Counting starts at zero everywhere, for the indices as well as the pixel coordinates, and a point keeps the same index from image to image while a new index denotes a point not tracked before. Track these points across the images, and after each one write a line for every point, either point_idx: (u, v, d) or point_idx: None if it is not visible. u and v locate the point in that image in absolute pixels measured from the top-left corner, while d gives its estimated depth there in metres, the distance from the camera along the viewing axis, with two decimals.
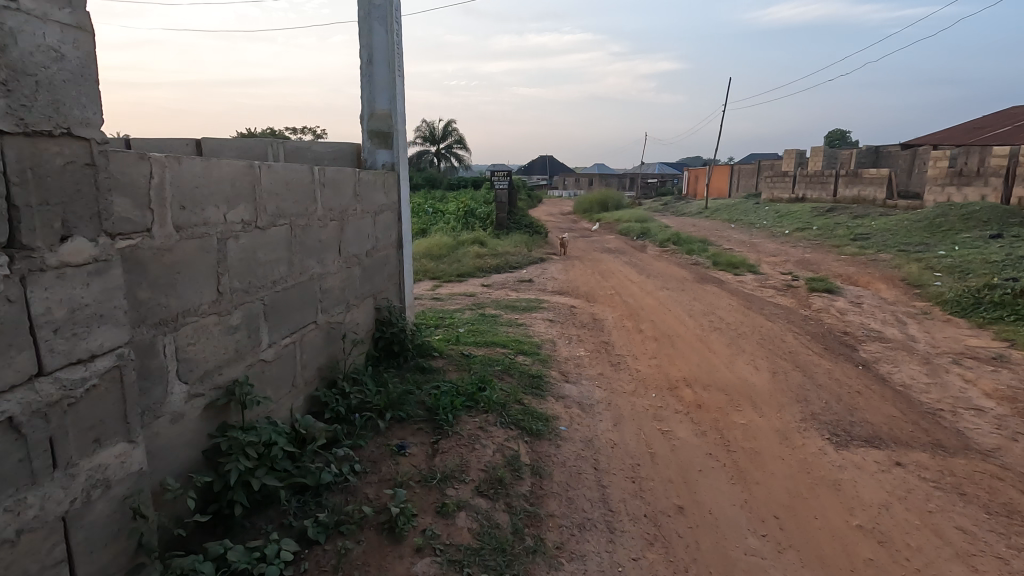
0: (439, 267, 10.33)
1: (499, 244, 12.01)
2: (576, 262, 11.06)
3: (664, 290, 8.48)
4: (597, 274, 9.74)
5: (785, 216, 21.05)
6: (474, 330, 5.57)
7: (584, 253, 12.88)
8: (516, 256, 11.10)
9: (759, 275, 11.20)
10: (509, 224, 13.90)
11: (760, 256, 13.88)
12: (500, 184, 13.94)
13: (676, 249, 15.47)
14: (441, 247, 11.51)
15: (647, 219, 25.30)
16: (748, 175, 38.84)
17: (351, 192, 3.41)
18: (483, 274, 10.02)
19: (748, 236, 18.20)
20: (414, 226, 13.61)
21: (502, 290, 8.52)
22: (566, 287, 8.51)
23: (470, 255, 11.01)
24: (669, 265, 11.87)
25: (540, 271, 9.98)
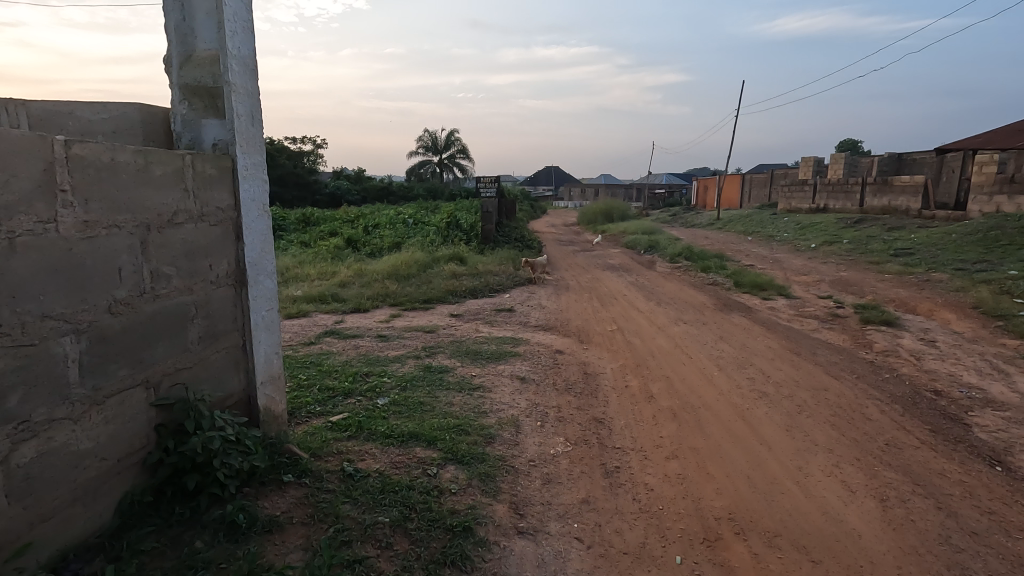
0: (404, 291, 8.54)
1: (482, 261, 10.20)
2: (572, 284, 9.24)
3: (679, 323, 6.61)
4: (596, 301, 7.88)
5: (808, 229, 19.11)
6: (399, 400, 3.72)
7: (583, 272, 11.05)
8: (500, 277, 9.29)
9: (792, 299, 9.32)
10: (497, 237, 12.11)
11: (788, 275, 11.98)
12: (487, 192, 12.16)
13: (689, 266, 13.59)
14: (412, 264, 9.72)
15: (656, 231, 23.49)
16: (761, 185, 37.02)
17: (31, 181, 1.60)
18: (456, 299, 8.20)
19: (769, 251, 16.32)
20: (388, 239, 11.84)
21: (472, 324, 6.70)
22: (554, 320, 6.68)
23: (445, 276, 9.22)
24: (684, 287, 10.00)
25: (525, 296, 8.16)
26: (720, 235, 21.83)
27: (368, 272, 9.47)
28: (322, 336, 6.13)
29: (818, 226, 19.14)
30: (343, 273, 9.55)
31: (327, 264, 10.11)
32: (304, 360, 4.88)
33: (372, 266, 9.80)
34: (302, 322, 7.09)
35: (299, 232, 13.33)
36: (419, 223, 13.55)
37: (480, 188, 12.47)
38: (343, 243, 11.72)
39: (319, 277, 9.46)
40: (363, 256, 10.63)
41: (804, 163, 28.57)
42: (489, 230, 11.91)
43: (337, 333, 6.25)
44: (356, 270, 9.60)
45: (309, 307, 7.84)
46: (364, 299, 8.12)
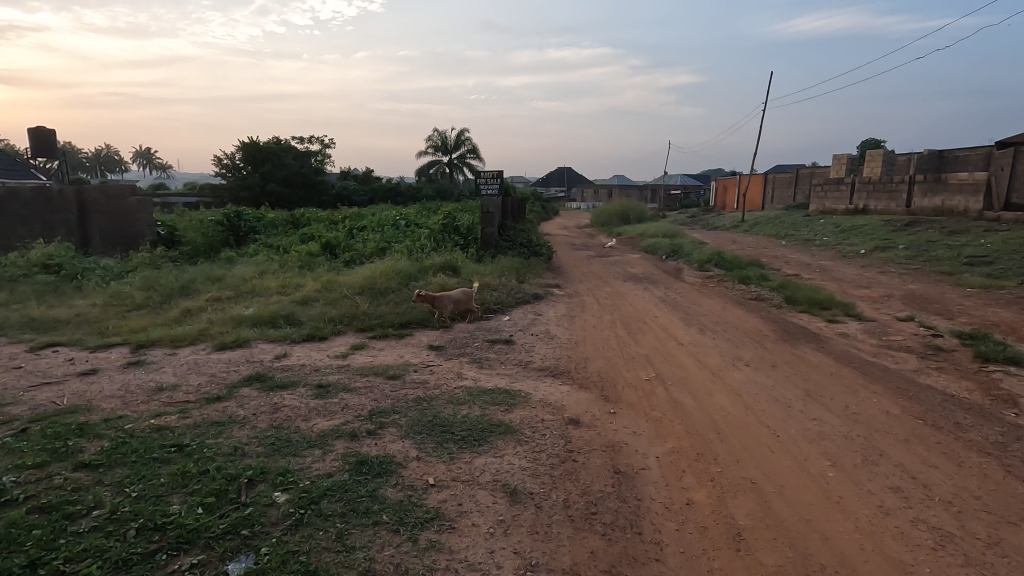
0: (378, 310, 6.82)
1: (480, 271, 8.44)
2: (588, 303, 7.45)
3: (740, 367, 4.79)
4: (622, 328, 6.08)
5: (851, 232, 17.06)
6: (267, 566, 1.97)
7: (600, 285, 9.27)
8: (499, 292, 7.51)
9: (866, 322, 7.41)
10: (500, 241, 10.34)
11: (846, 288, 10.04)
12: (488, 188, 10.42)
13: (724, 276, 11.69)
14: (394, 275, 7.98)
15: (678, 234, 21.58)
16: (786, 186, 34.99)
17: None
18: (439, 323, 6.48)
19: (810, 257, 14.41)
20: (371, 244, 10.15)
21: (454, 364, 4.93)
22: (565, 359, 4.89)
23: (432, 290, 7.48)
24: (727, 304, 8.15)
25: (529, 321, 6.38)
26: (750, 239, 19.84)
27: (339, 285, 7.78)
28: (243, 383, 4.41)
29: (861, 229, 17.17)
30: (309, 286, 7.86)
31: (292, 274, 8.42)
32: (174, 440, 3.13)
33: (346, 278, 8.10)
34: (234, 355, 5.40)
35: (277, 235, 11.68)
36: (412, 224, 11.78)
37: (481, 185, 10.71)
38: (319, 249, 10.02)
39: (280, 291, 7.77)
40: (339, 265, 8.93)
41: (837, 161, 26.37)
42: (491, 232, 10.14)
43: (265, 378, 4.52)
44: (325, 282, 7.90)
45: (253, 332, 6.17)
46: (323, 322, 6.41)
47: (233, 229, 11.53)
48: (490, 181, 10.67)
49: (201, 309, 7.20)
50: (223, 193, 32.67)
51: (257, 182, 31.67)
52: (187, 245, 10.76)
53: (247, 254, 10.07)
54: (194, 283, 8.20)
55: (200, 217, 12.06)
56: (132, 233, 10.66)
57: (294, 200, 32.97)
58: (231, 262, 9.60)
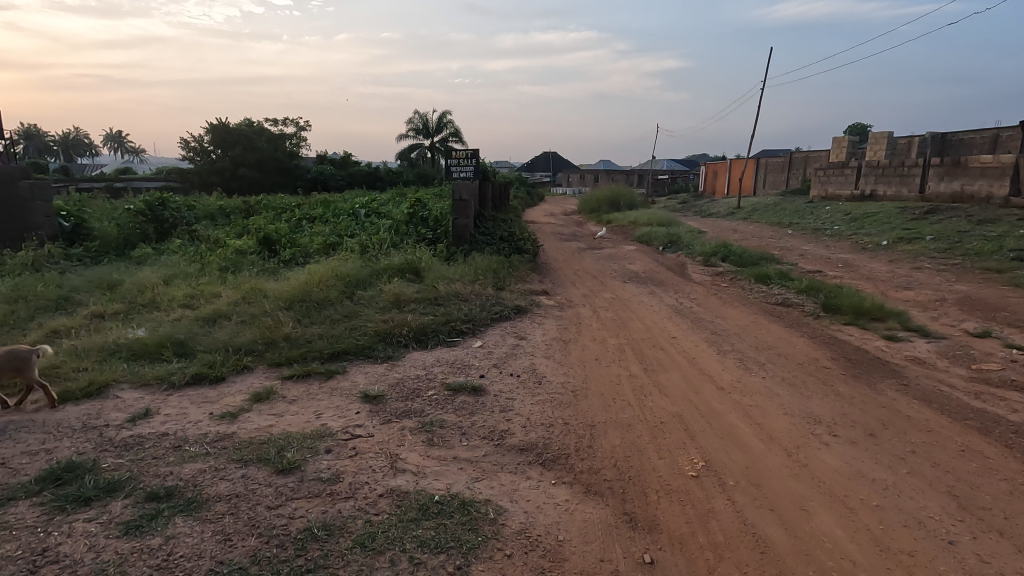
0: (305, 334, 5.09)
1: (449, 274, 6.72)
2: (585, 319, 5.79)
3: (825, 438, 3.16)
4: (636, 363, 4.43)
5: (864, 221, 15.60)
6: None
7: (596, 289, 7.61)
8: (470, 305, 5.82)
9: (936, 341, 5.83)
10: (476, 235, 8.60)
11: (884, 289, 8.51)
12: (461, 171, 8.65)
13: (736, 274, 10.10)
14: (336, 282, 6.25)
15: (673, 222, 20.03)
16: (780, 171, 33.62)
17: None
18: (384, 352, 4.78)
19: (825, 250, 12.93)
20: (318, 239, 8.35)
21: (389, 439, 3.22)
22: (560, 425, 3.22)
23: (384, 302, 5.76)
24: (756, 315, 6.52)
25: (507, 352, 4.68)
26: (751, 227, 18.34)
27: (263, 295, 6.02)
28: (29, 488, 2.65)
29: (875, 216, 15.76)
30: (225, 296, 6.09)
31: (208, 280, 6.62)
32: None
33: (276, 285, 6.33)
34: (68, 416, 3.63)
35: (211, 229, 9.80)
36: (373, 214, 9.97)
37: (454, 164, 8.96)
38: (254, 247, 8.20)
39: (186, 304, 6.00)
40: (273, 267, 7.14)
41: (839, 144, 24.92)
42: (465, 224, 8.41)
43: (73, 475, 2.78)
44: (246, 291, 6.13)
45: (120, 372, 4.39)
46: (225, 354, 4.68)
47: (156, 220, 9.60)
48: (465, 159, 8.93)
49: (71, 330, 5.39)
50: (192, 177, 30.58)
51: (227, 166, 29.62)
52: (95, 241, 8.83)
53: (165, 253, 8.21)
54: (77, 293, 6.36)
55: (119, 208, 10.10)
56: (25, 226, 8.62)
57: (264, 185, 30.82)
58: (141, 262, 7.73)
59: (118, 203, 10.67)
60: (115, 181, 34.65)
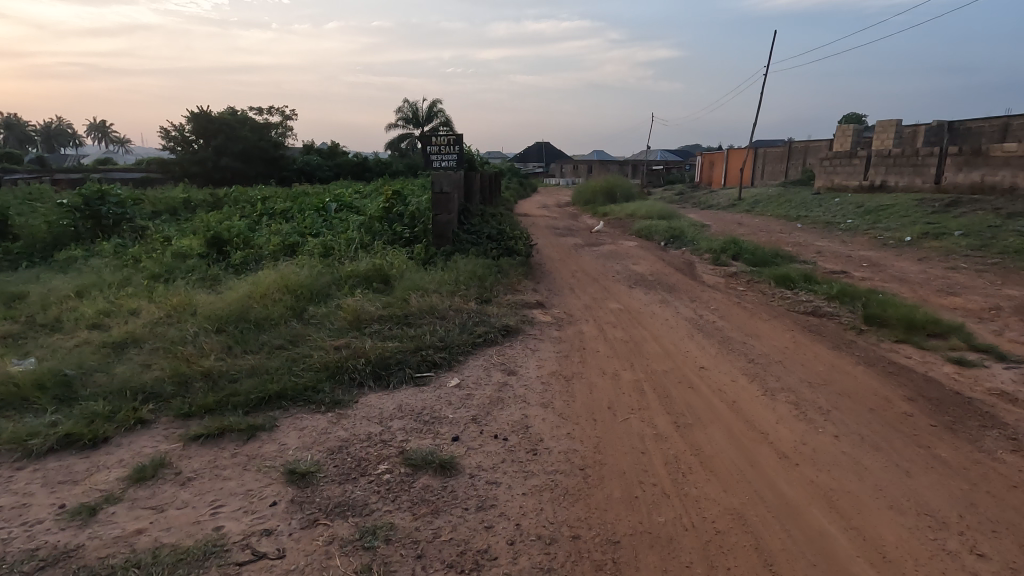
0: (233, 368, 3.96)
1: (425, 282, 5.61)
2: (590, 342, 4.69)
3: (967, 561, 2.10)
4: (661, 411, 3.35)
5: (879, 214, 14.59)
6: None
7: (600, 298, 6.52)
8: (447, 325, 4.70)
9: (1017, 366, 4.78)
10: (459, 233, 7.46)
11: (925, 294, 7.48)
12: (445, 161, 7.70)
13: (753, 275, 9.04)
14: (284, 296, 5.11)
15: (673, 214, 18.99)
16: (780, 161, 32.65)
17: None
18: (330, 396, 3.66)
19: (843, 246, 11.91)
20: (276, 238, 7.20)
21: (305, 566, 2.11)
22: (567, 542, 2.14)
23: (340, 323, 4.64)
24: (792, 331, 5.45)
25: (492, 397, 3.57)
26: (757, 221, 17.31)
27: (192, 313, 4.88)
28: None
29: (891, 209, 14.75)
30: (145, 314, 4.93)
31: (132, 292, 5.47)
32: None
33: (211, 299, 5.18)
34: None
35: (158, 227, 8.59)
36: (344, 209, 8.80)
37: (435, 152, 7.78)
38: (199, 252, 7.02)
39: (96, 324, 4.85)
40: (215, 276, 5.98)
41: (843, 132, 23.91)
42: (446, 221, 7.26)
43: None
44: (173, 308, 4.99)
45: None
46: (118, 400, 3.54)
47: (94, 216, 8.39)
48: (448, 145, 7.76)
49: None
50: (172, 168, 29.15)
51: (209, 156, 28.19)
52: (19, 242, 7.63)
53: (95, 255, 7.02)
54: None
55: (54, 203, 8.86)
56: None
57: (247, 176, 29.41)
58: (63, 268, 6.55)
59: (55, 197, 9.40)
60: (91, 172, 33.26)
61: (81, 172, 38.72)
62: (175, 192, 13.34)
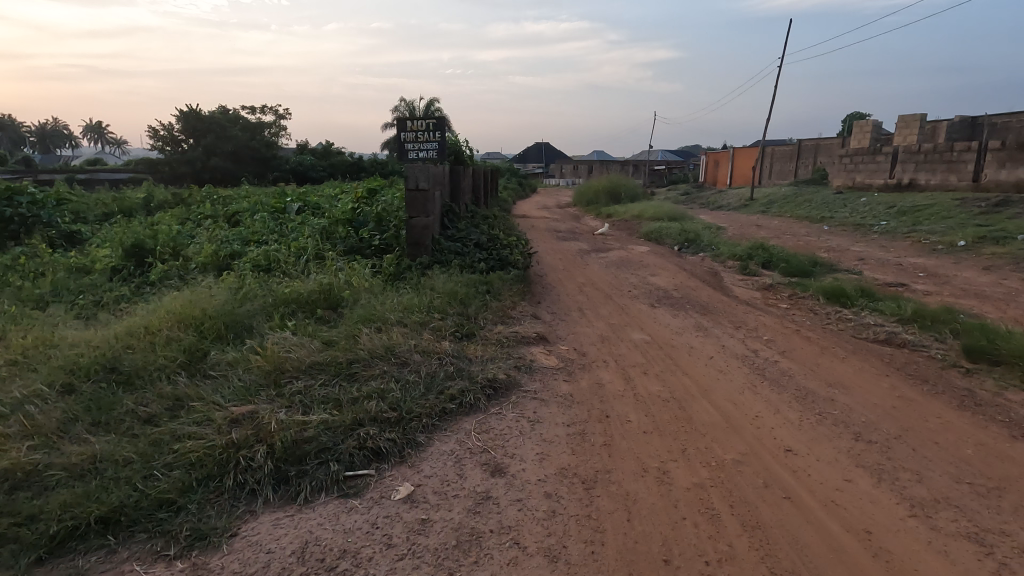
0: (55, 463, 2.50)
1: (386, 309, 4.16)
2: (614, 403, 3.23)
3: None
4: (758, 566, 1.92)
5: (916, 215, 13.16)
6: None
7: (619, 325, 5.06)
8: (407, 380, 3.24)
9: None
10: (440, 240, 6.01)
11: (1018, 314, 6.05)
12: (428, 148, 6.22)
13: (795, 289, 7.61)
14: (183, 332, 3.64)
15: (685, 216, 17.58)
16: (790, 159, 31.28)
17: None
18: (196, 521, 2.20)
19: (886, 251, 10.50)
20: (209, 247, 5.73)
21: None
22: None
23: (251, 378, 3.19)
24: (886, 373, 3.99)
25: (462, 528, 2.12)
26: (777, 222, 15.91)
27: (44, 358, 3.40)
28: None
29: (929, 209, 13.35)
30: None
31: None
32: None
33: (83, 334, 3.72)
34: None
35: (82, 233, 7.10)
36: (306, 210, 7.32)
37: (410, 139, 6.26)
38: (110, 266, 5.53)
39: None
40: (112, 299, 4.53)
41: (862, 129, 22.51)
42: (423, 224, 5.80)
43: None
44: (22, 349, 3.53)
45: None
46: None
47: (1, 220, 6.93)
48: (425, 130, 6.21)
49: None
50: (160, 168, 27.91)
51: (199, 156, 26.71)
52: None
53: None
54: None
55: None
56: None
57: (237, 176, 27.94)
58: None
59: None
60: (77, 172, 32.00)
61: (74, 174, 37.33)
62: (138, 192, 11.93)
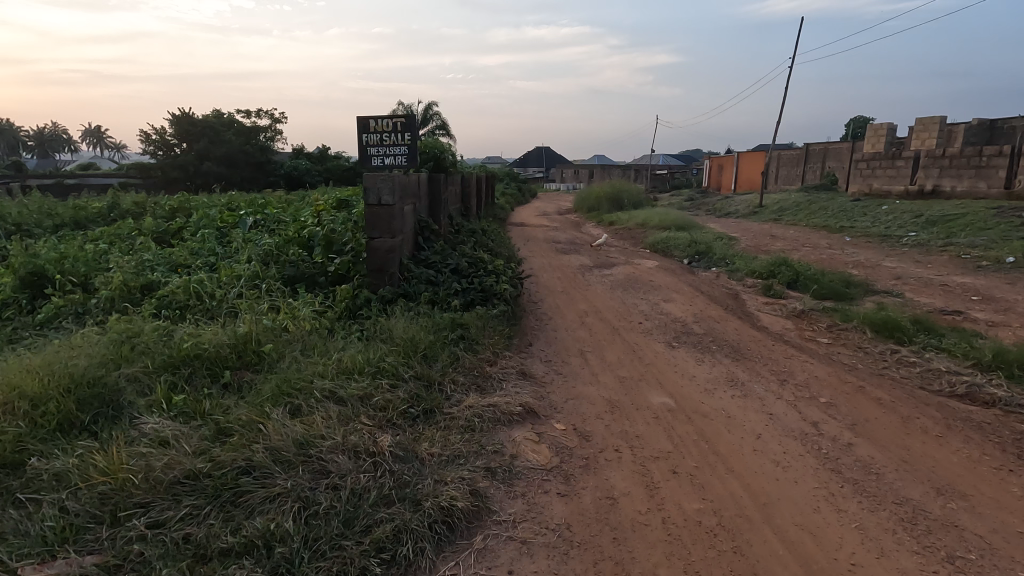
0: None
1: (317, 371, 3.06)
2: (633, 544, 2.13)
3: None
4: None
5: (948, 225, 12.06)
6: None
7: (630, 380, 3.96)
8: (317, 508, 2.15)
9: None
10: (409, 263, 4.93)
11: None
12: (398, 153, 5.06)
13: (833, 316, 6.52)
14: (4, 419, 2.51)
15: (694, 225, 16.50)
16: (799, 163, 30.17)
17: None
18: None
19: (923, 266, 9.41)
20: (121, 275, 4.63)
21: None
22: None
23: (74, 507, 2.07)
24: (1005, 465, 2.89)
25: None
26: (793, 232, 14.83)
27: None
28: None
29: (962, 218, 12.26)
30: None
31: None
32: None
33: None
34: None
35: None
36: (259, 224, 6.20)
37: (374, 143, 5.11)
38: None
39: None
40: None
41: (877, 132, 21.42)
42: (388, 247, 4.72)
43: None
44: None
45: None
46: None
47: None
48: (392, 132, 5.07)
49: None
50: (152, 173, 27.06)
51: (190, 160, 25.71)
52: None
53: None
54: None
55: None
56: None
57: (230, 181, 26.94)
58: None
59: None
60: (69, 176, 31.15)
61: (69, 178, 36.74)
62: (102, 200, 10.89)
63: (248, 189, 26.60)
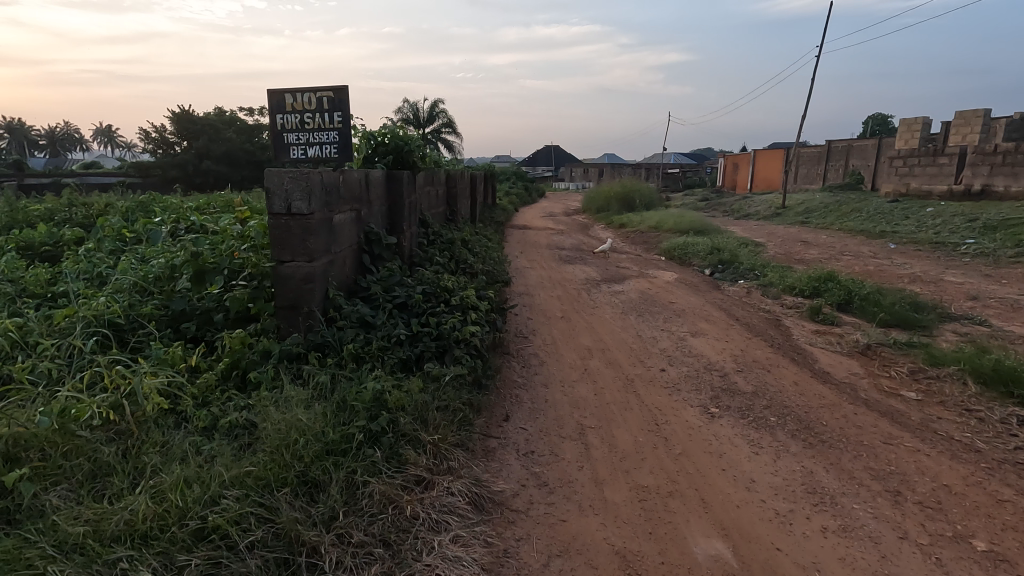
0: None
1: (70, 540, 1.65)
2: None
3: None
4: None
5: (1011, 231, 10.46)
6: None
7: (654, 499, 2.49)
8: None
9: None
10: (338, 295, 3.49)
11: None
12: (325, 138, 3.60)
13: (913, 357, 5.00)
14: None
15: (713, 228, 14.93)
16: (820, 162, 28.42)
17: None
18: None
19: (999, 283, 7.83)
20: None
21: None
22: None
23: None
24: None
25: None
26: (827, 237, 13.22)
27: None
28: None
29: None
30: None
31: None
32: None
33: None
34: None
35: None
36: (166, 234, 4.67)
37: (292, 127, 3.63)
38: None
39: None
40: None
41: (912, 127, 19.68)
42: (304, 274, 3.28)
43: None
44: None
45: None
46: None
47: None
48: (317, 112, 3.59)
49: None
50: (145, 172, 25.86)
51: (184, 158, 24.45)
52: None
53: None
54: None
55: None
56: None
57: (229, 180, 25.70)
58: None
59: None
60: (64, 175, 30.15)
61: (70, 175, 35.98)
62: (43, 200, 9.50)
63: (247, 189, 25.33)
